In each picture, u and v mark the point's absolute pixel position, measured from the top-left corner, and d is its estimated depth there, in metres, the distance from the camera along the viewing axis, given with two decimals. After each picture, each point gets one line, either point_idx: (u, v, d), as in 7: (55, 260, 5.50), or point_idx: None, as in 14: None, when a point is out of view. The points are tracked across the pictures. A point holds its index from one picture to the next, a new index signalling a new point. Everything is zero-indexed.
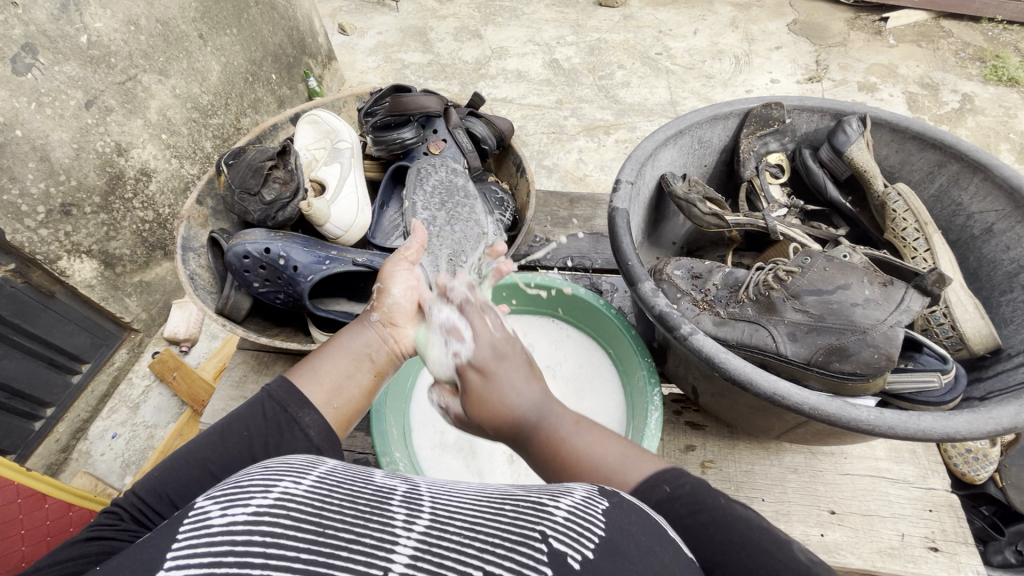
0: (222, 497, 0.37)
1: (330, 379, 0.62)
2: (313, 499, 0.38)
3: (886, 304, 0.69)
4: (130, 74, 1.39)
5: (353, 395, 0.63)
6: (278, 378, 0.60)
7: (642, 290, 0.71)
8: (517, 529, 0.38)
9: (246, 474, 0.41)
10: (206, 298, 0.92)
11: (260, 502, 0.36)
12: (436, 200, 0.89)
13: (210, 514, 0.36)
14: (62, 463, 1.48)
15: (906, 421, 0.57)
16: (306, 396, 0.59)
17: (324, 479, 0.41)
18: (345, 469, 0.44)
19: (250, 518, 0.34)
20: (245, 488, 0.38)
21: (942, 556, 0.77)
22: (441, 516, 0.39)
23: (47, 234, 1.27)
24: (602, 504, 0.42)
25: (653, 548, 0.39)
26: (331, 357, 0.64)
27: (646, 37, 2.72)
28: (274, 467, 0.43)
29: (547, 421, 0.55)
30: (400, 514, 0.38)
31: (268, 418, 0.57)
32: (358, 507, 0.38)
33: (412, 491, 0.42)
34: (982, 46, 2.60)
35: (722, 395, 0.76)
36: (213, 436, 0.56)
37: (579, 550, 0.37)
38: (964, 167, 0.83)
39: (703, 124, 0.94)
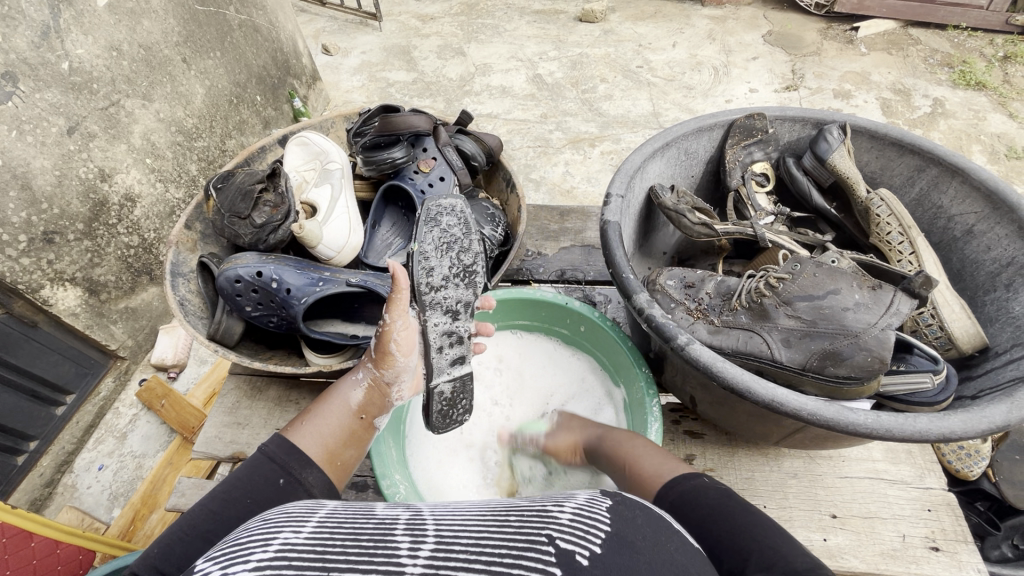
0: (222, 557, 0.36)
1: (329, 435, 0.64)
2: (314, 544, 0.37)
3: (875, 308, 0.70)
4: (113, 100, 1.38)
5: (350, 448, 0.65)
6: (274, 440, 0.61)
7: (637, 302, 0.71)
8: (523, 537, 0.38)
9: (246, 532, 0.40)
10: (198, 324, 0.91)
11: (260, 557, 0.35)
12: (437, 247, 0.71)
13: (211, 575, 0.35)
14: (46, 498, 1.43)
15: (903, 423, 0.58)
16: (306, 454, 0.61)
17: (324, 523, 0.40)
18: (346, 508, 0.44)
19: (251, 573, 0.33)
20: (244, 545, 0.37)
21: (943, 555, 0.78)
22: (446, 537, 0.38)
23: (30, 263, 1.25)
24: (605, 502, 0.43)
25: (659, 540, 0.41)
26: (326, 413, 0.66)
27: (627, 51, 2.77)
28: (274, 519, 0.42)
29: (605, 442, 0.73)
30: (405, 541, 0.37)
31: (268, 479, 0.57)
32: (361, 544, 0.37)
33: (416, 518, 0.42)
34: (949, 52, 2.69)
35: (721, 404, 0.76)
36: (213, 507, 0.54)
37: (587, 547, 0.37)
38: (943, 171, 0.86)
39: (689, 136, 0.95)
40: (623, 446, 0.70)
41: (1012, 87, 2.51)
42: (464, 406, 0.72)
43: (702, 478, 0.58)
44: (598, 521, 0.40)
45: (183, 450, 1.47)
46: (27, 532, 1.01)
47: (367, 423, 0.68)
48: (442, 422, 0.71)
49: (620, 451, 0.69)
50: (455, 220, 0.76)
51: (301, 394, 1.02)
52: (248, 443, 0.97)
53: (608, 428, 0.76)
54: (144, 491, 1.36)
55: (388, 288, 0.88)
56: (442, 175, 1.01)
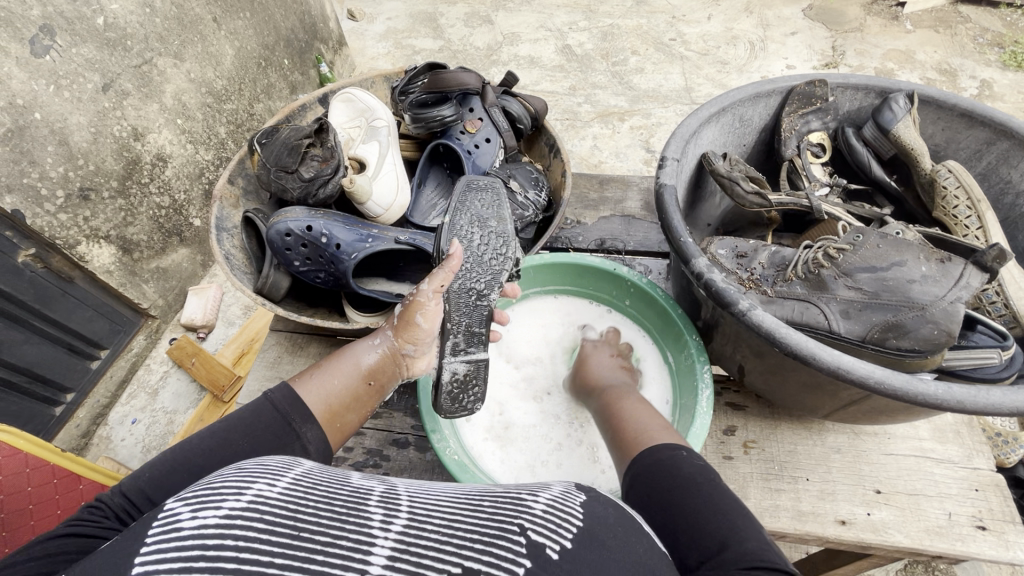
0: (194, 498, 0.38)
1: (334, 394, 0.64)
2: (288, 501, 0.38)
3: (944, 281, 0.68)
4: (146, 58, 1.37)
5: (353, 411, 0.66)
6: (280, 388, 0.62)
7: (697, 266, 0.70)
8: (495, 524, 0.41)
9: (221, 477, 0.41)
10: (245, 279, 0.93)
11: (232, 505, 0.36)
12: (476, 261, 0.76)
13: (180, 516, 0.36)
14: (83, 448, 1.49)
15: (976, 396, 0.56)
16: (308, 411, 0.62)
17: (299, 480, 0.42)
18: (322, 472, 0.45)
19: (222, 522, 0.35)
20: (218, 489, 0.39)
21: (990, 534, 0.77)
22: (419, 514, 0.40)
23: (67, 219, 1.27)
24: (580, 497, 0.46)
25: (629, 539, 0.43)
26: (336, 369, 0.67)
27: (660, 23, 2.68)
28: (248, 470, 0.44)
29: (614, 391, 0.76)
30: (377, 513, 0.39)
31: (269, 428, 0.59)
32: (334, 509, 0.38)
33: (390, 492, 0.43)
34: (1000, 31, 2.57)
35: (773, 374, 0.75)
36: (211, 443, 0.56)
37: (556, 542, 0.40)
38: (1015, 144, 0.82)
39: (745, 103, 0.92)
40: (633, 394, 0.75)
41: None
42: (474, 393, 0.76)
43: (681, 451, 0.58)
44: (570, 515, 0.43)
45: (213, 408, 1.51)
46: (76, 475, 1.04)
47: (375, 388, 0.70)
48: (455, 409, 0.75)
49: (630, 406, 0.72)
50: (488, 201, 0.83)
51: (339, 352, 1.03)
52: None
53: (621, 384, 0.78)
54: (178, 443, 1.40)
55: (437, 247, 0.87)
56: (488, 137, 1.00)
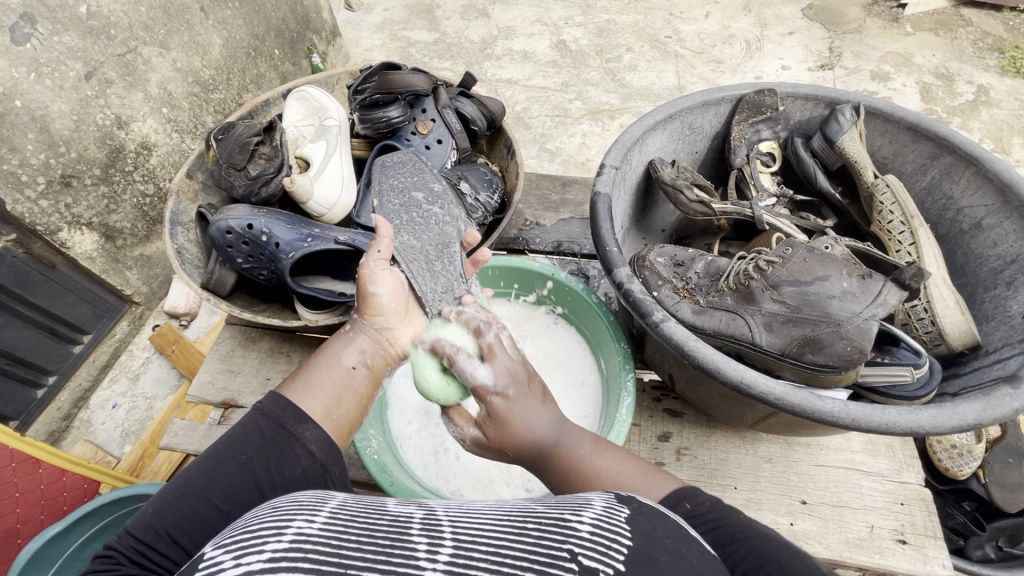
0: (233, 547, 0.37)
1: (328, 395, 0.61)
2: (328, 537, 0.38)
3: (862, 297, 0.68)
4: (131, 47, 1.38)
5: (349, 406, 0.63)
6: (269, 395, 0.59)
7: (618, 276, 0.71)
8: (544, 549, 0.39)
9: (256, 519, 0.41)
10: (193, 273, 0.94)
11: (274, 547, 0.36)
12: (429, 239, 0.81)
13: (222, 564, 0.36)
14: (63, 431, 1.52)
15: (871, 415, 0.57)
16: (304, 412, 0.58)
17: (336, 514, 0.41)
18: (356, 501, 0.44)
19: (267, 565, 0.34)
20: (256, 533, 0.38)
21: (909, 548, 0.78)
22: (464, 542, 0.39)
23: (48, 206, 1.29)
24: (624, 512, 0.44)
25: (680, 553, 0.42)
26: (323, 369, 0.63)
27: (656, 19, 2.66)
28: (282, 509, 0.43)
29: (563, 444, 0.57)
30: (422, 544, 0.38)
31: (265, 436, 0.56)
32: (376, 541, 0.38)
33: (430, 517, 0.42)
34: (1002, 36, 2.52)
35: (696, 384, 0.76)
36: (208, 462, 0.54)
37: (610, 564, 0.38)
38: (958, 159, 0.82)
39: (694, 110, 0.92)
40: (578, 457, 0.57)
41: None
42: None
43: (688, 505, 0.51)
44: (618, 535, 0.41)
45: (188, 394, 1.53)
46: (35, 459, 1.07)
47: (368, 373, 0.66)
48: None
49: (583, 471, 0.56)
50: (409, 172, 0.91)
51: (292, 347, 1.05)
52: (240, 391, 1.00)
53: (564, 428, 0.58)
54: (153, 430, 1.44)
55: None
56: (440, 138, 1.00)
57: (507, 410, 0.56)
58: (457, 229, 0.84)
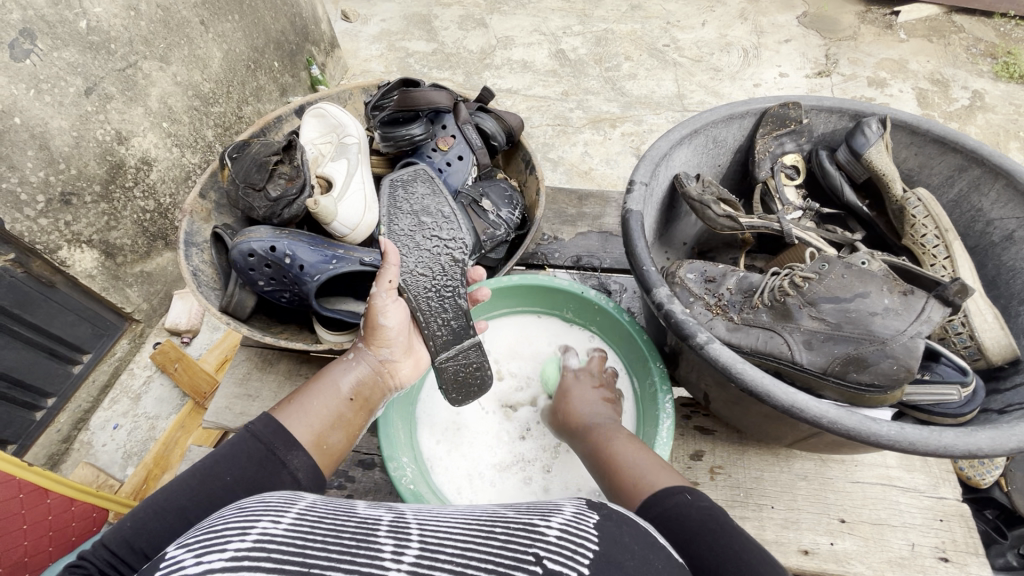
0: (195, 545, 0.36)
1: (321, 420, 0.62)
2: (294, 537, 0.37)
3: (905, 314, 0.67)
4: (131, 61, 1.36)
5: (341, 433, 0.64)
6: (262, 417, 0.59)
7: (657, 297, 0.69)
8: (510, 553, 0.38)
9: (221, 518, 0.39)
10: (210, 295, 0.91)
11: (238, 545, 0.35)
12: (428, 268, 0.77)
13: (184, 562, 0.34)
14: (63, 453, 1.47)
15: (928, 437, 0.56)
16: (294, 437, 0.59)
17: (303, 516, 0.40)
18: (326, 503, 0.43)
19: (228, 564, 0.33)
20: (220, 533, 0.37)
21: (952, 566, 0.77)
22: (430, 544, 0.38)
23: (47, 224, 1.25)
24: (593, 518, 0.44)
25: (646, 558, 0.42)
26: (321, 393, 0.65)
27: (654, 28, 2.67)
28: (250, 508, 0.41)
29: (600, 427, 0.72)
30: (388, 544, 0.37)
31: (252, 456, 0.56)
32: (342, 542, 0.37)
33: (399, 520, 0.42)
34: (994, 41, 2.56)
35: (735, 403, 0.75)
36: (190, 481, 0.54)
37: (575, 568, 0.38)
38: (986, 172, 0.82)
39: (718, 124, 0.91)
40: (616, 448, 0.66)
41: None
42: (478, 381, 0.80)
43: (687, 495, 0.54)
44: (585, 539, 0.41)
45: (195, 414, 1.50)
46: (44, 489, 1.03)
47: (361, 404, 0.68)
48: (458, 394, 0.79)
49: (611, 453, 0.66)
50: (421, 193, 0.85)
51: (309, 368, 1.02)
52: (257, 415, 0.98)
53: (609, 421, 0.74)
54: (156, 452, 1.40)
55: None
56: (461, 155, 1.00)
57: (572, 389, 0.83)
58: (458, 261, 0.78)
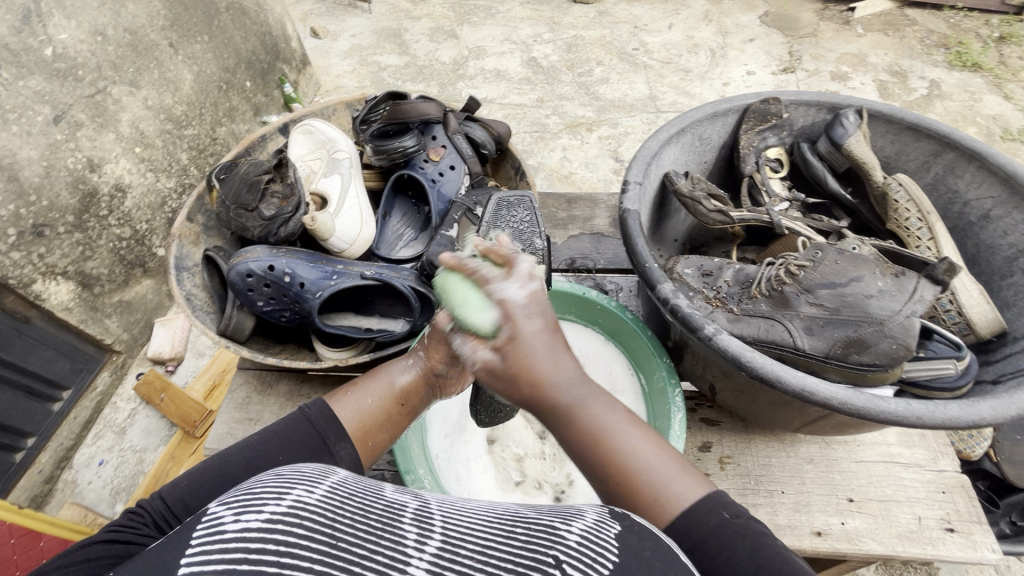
0: (235, 503, 0.37)
1: (370, 412, 0.62)
2: (325, 509, 0.37)
3: (900, 295, 0.70)
4: (100, 87, 1.33)
5: (388, 431, 0.63)
6: (316, 400, 0.60)
7: (662, 292, 0.71)
8: (529, 553, 0.39)
9: (260, 480, 0.40)
10: (207, 320, 0.89)
11: (273, 509, 0.36)
12: None
13: (223, 519, 0.35)
14: (47, 495, 1.41)
15: (934, 410, 0.58)
16: (343, 427, 0.59)
17: (335, 489, 0.40)
18: (356, 480, 0.43)
19: (264, 526, 0.34)
20: (258, 494, 0.38)
21: (958, 536, 0.79)
22: (453, 537, 0.39)
23: (20, 257, 1.21)
24: (614, 527, 0.42)
25: (664, 575, 0.39)
26: (372, 387, 0.63)
27: (622, 33, 2.73)
28: (286, 474, 0.42)
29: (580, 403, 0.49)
30: (412, 532, 0.38)
31: (302, 442, 0.57)
32: (369, 523, 0.37)
33: (423, 509, 0.42)
34: (944, 33, 2.68)
35: (742, 392, 0.76)
36: (246, 454, 0.55)
37: None
38: (960, 156, 0.86)
39: (703, 122, 0.94)
40: (599, 419, 0.49)
41: (1007, 68, 2.52)
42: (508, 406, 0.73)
43: (725, 514, 0.46)
44: (606, 549, 0.40)
45: (185, 444, 1.45)
46: (35, 532, 1.00)
47: (409, 408, 0.65)
48: (485, 417, 0.73)
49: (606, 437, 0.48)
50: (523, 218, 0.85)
51: (310, 387, 1.01)
52: None
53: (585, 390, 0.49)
54: (148, 485, 1.35)
55: (404, 280, 0.86)
56: (453, 164, 1.00)
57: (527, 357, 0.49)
58: None
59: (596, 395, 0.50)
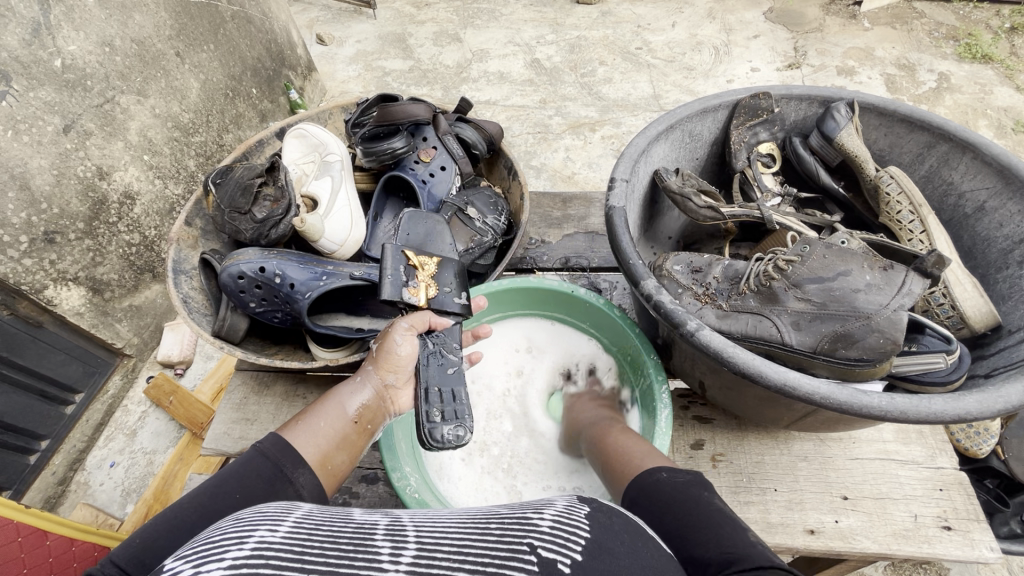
0: (193, 557, 0.35)
1: (325, 440, 0.62)
2: (292, 543, 0.36)
3: (887, 289, 0.69)
4: (108, 96, 1.36)
5: (345, 454, 0.64)
6: (270, 435, 0.59)
7: (645, 288, 0.71)
8: (505, 546, 0.38)
9: (218, 531, 0.39)
10: (202, 321, 0.91)
11: (235, 555, 0.34)
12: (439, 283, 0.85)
13: (182, 573, 0.33)
14: (59, 496, 1.43)
15: (917, 405, 0.57)
16: (300, 455, 0.59)
17: (301, 523, 0.40)
18: (322, 512, 0.43)
19: (226, 571, 0.32)
20: (218, 544, 0.36)
21: (955, 534, 0.78)
22: (427, 543, 0.38)
23: (32, 264, 1.24)
24: (584, 509, 0.44)
25: (636, 546, 0.41)
26: (325, 414, 0.65)
27: (625, 32, 2.72)
28: (247, 519, 0.41)
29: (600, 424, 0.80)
30: (386, 546, 0.37)
31: (260, 476, 0.55)
32: (340, 546, 0.37)
33: (395, 524, 0.42)
34: (954, 25, 2.63)
35: (731, 389, 0.75)
36: (202, 499, 0.52)
37: (568, 555, 0.38)
38: (954, 147, 0.84)
39: (693, 118, 0.93)
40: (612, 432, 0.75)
41: (1019, 59, 2.47)
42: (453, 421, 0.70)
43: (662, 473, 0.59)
44: (578, 528, 0.41)
45: (194, 445, 1.48)
46: (43, 531, 1.02)
47: (363, 427, 0.67)
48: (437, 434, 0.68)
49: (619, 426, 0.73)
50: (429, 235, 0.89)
51: (307, 388, 1.02)
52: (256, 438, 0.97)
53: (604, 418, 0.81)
54: (156, 487, 1.37)
55: None
56: (444, 165, 1.01)
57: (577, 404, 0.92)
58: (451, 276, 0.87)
59: (615, 423, 0.78)
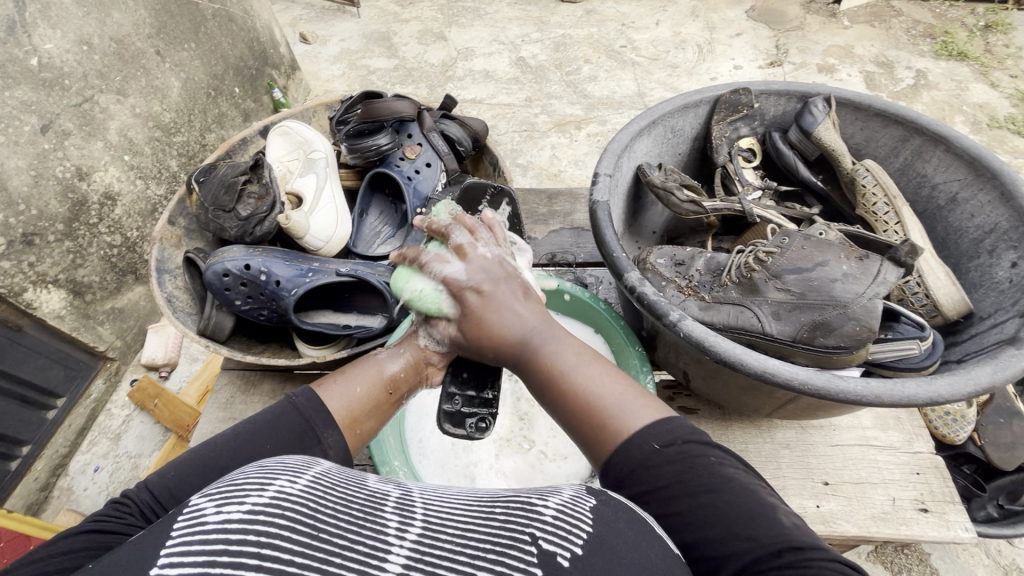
0: (217, 494, 0.37)
1: (356, 400, 0.60)
2: (308, 499, 0.38)
3: (863, 278, 0.71)
4: (87, 96, 1.34)
5: (374, 422, 0.61)
6: (303, 389, 0.59)
7: (629, 280, 0.72)
8: (507, 533, 0.39)
9: (243, 473, 0.40)
10: (187, 320, 0.90)
11: (255, 501, 0.36)
12: None
13: (205, 511, 0.35)
14: (42, 502, 1.41)
15: (892, 389, 0.59)
16: (330, 415, 0.58)
17: (319, 479, 0.41)
18: (339, 472, 0.44)
19: (245, 517, 0.34)
20: (240, 486, 0.38)
21: (932, 516, 0.80)
22: (433, 523, 0.39)
23: (10, 266, 1.22)
24: (590, 501, 0.44)
25: (640, 544, 0.42)
26: (358, 374, 0.63)
27: (610, 31, 2.74)
28: (271, 467, 0.42)
29: (542, 349, 0.57)
30: (393, 519, 0.38)
31: (292, 431, 0.56)
32: (352, 512, 0.38)
33: (405, 497, 0.42)
34: (931, 23, 2.69)
35: (714, 378, 0.77)
36: (230, 443, 0.54)
37: (567, 549, 0.39)
38: (927, 140, 0.87)
39: (674, 114, 0.95)
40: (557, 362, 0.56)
41: (993, 56, 2.53)
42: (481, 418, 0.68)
43: (655, 444, 0.50)
44: (580, 520, 0.41)
45: (178, 447, 1.46)
46: (26, 537, 1.01)
47: (395, 398, 0.64)
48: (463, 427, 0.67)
49: (566, 376, 0.55)
50: None
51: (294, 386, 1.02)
52: None
53: (549, 332, 0.57)
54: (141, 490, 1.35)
55: (379, 276, 0.87)
56: (429, 162, 1.01)
57: (484, 308, 0.57)
58: None
59: (554, 337, 0.57)
